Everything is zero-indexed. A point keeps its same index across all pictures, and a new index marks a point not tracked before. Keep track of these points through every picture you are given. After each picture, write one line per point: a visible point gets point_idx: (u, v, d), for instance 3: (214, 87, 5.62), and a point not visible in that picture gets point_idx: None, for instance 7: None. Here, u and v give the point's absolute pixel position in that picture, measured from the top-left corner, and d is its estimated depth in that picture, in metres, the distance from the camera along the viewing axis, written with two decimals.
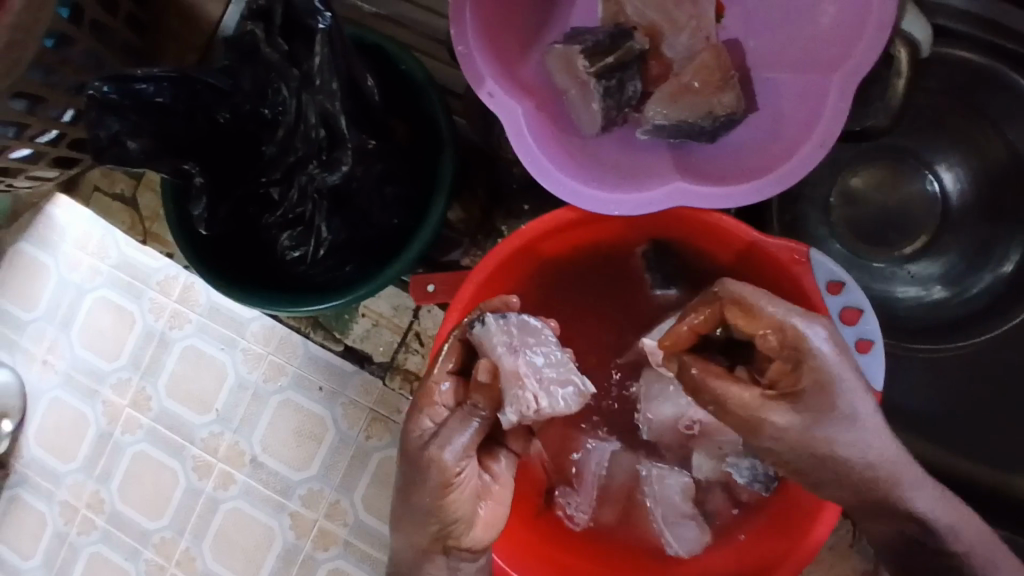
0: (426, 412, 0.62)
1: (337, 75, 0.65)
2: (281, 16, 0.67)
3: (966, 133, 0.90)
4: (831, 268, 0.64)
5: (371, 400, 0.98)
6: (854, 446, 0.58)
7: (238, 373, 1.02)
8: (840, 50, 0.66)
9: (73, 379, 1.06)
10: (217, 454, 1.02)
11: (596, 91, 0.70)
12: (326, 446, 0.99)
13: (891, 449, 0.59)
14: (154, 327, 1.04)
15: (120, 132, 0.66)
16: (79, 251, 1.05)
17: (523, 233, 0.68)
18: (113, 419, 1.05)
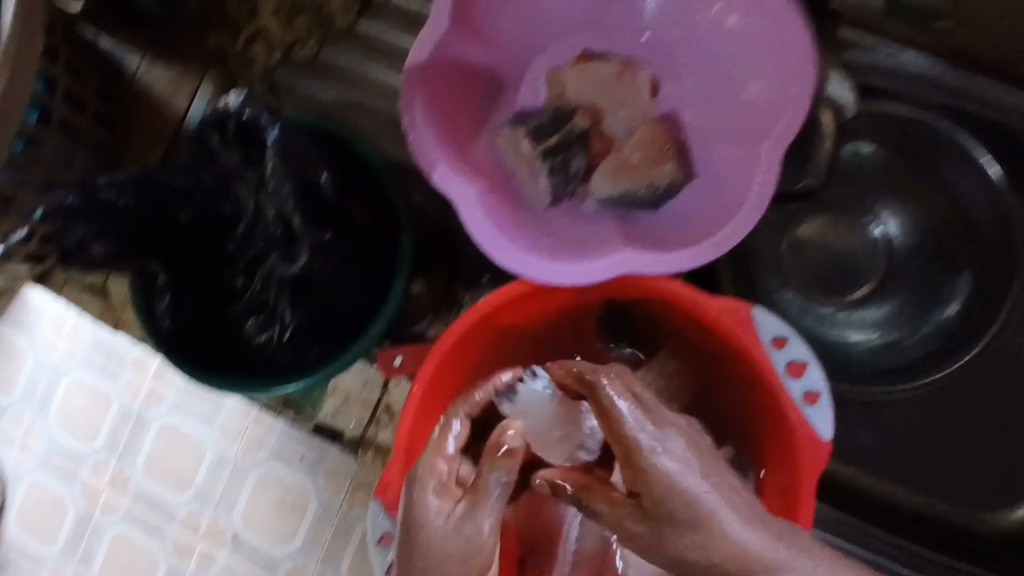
0: (433, 490, 0.54)
1: (288, 179, 0.71)
2: (234, 127, 0.73)
3: (904, 183, 0.94)
4: (775, 325, 0.68)
5: (351, 470, 0.99)
6: (714, 553, 0.47)
7: (216, 449, 1.02)
8: (767, 120, 0.71)
9: (50, 462, 1.06)
10: (198, 531, 1.02)
11: (542, 169, 0.76)
12: (310, 516, 0.99)
13: (776, 550, 0.47)
14: (129, 406, 1.05)
15: (85, 238, 0.67)
16: (54, 332, 1.05)
17: (480, 307, 0.70)
18: (91, 500, 1.05)
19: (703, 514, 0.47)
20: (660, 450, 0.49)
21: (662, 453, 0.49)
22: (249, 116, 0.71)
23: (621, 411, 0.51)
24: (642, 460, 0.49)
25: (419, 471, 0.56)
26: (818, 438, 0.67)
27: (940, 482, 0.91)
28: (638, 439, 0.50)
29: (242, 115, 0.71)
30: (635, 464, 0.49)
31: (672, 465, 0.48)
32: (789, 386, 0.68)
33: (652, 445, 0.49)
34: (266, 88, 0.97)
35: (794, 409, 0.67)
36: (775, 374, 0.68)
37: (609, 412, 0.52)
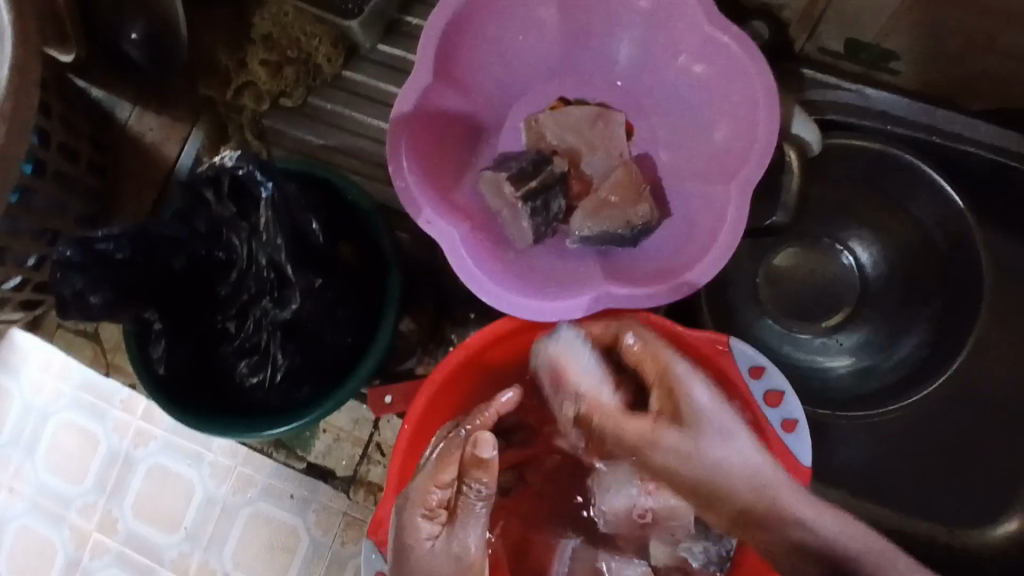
0: (424, 518, 0.60)
1: (280, 232, 0.74)
2: (227, 182, 0.75)
3: (870, 213, 0.99)
4: (751, 354, 0.70)
5: (343, 504, 0.99)
6: (732, 457, 0.63)
7: (207, 487, 1.03)
8: (734, 161, 0.76)
9: (40, 505, 1.05)
10: (188, 574, 1.02)
11: (524, 211, 0.76)
12: (300, 556, 1.00)
13: (779, 473, 0.62)
14: (118, 447, 1.05)
15: (83, 289, 0.70)
16: (42, 374, 1.06)
17: (467, 345, 0.73)
18: (80, 544, 1.04)
19: (724, 422, 0.64)
20: (693, 389, 0.65)
21: (699, 391, 0.65)
22: (241, 172, 0.73)
23: (670, 358, 0.67)
24: (682, 395, 0.65)
25: (410, 496, 0.61)
26: (796, 464, 0.70)
27: (919, 502, 0.94)
28: (682, 380, 0.65)
29: (235, 172, 0.73)
30: (671, 392, 0.66)
31: (704, 401, 0.65)
32: (768, 414, 0.70)
33: (694, 387, 0.65)
34: (255, 135, 1.00)
35: (773, 435, 0.70)
36: (754, 403, 0.71)
37: (660, 362, 0.67)
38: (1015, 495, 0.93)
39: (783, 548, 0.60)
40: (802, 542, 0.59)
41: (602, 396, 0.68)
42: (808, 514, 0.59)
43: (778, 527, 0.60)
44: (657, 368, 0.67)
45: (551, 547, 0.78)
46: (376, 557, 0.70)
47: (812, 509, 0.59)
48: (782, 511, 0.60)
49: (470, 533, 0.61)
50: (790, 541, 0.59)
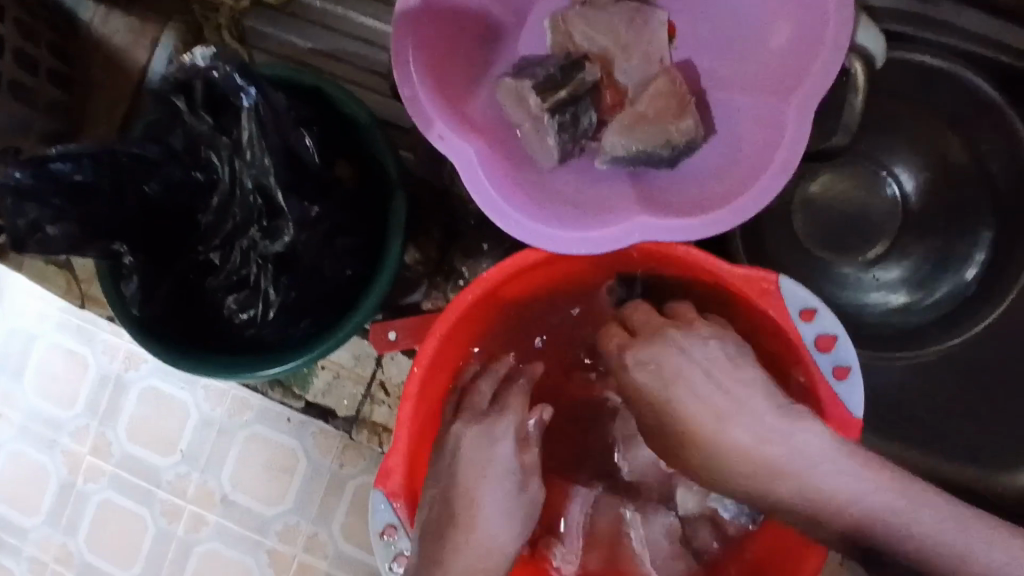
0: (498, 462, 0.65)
1: (270, 150, 0.64)
2: (201, 90, 0.66)
3: (924, 133, 0.90)
4: (801, 295, 0.62)
5: (343, 424, 0.94)
6: (748, 456, 0.62)
7: (202, 411, 0.98)
8: (790, 75, 0.66)
9: (30, 430, 1.00)
10: (186, 495, 0.98)
11: (550, 126, 0.67)
12: (300, 476, 0.95)
13: (797, 445, 0.60)
14: (108, 370, 0.99)
15: (39, 219, 0.61)
16: (23, 300, 1.00)
17: (485, 280, 0.64)
18: (73, 468, 0.99)
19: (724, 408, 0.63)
20: (684, 380, 0.64)
21: (656, 366, 0.65)
22: (218, 75, 0.63)
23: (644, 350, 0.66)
24: (644, 370, 0.66)
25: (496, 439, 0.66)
26: (847, 416, 0.63)
27: (960, 449, 0.88)
28: (664, 367, 0.65)
29: (210, 76, 0.62)
30: (658, 376, 0.65)
31: (711, 403, 0.63)
32: (818, 361, 0.63)
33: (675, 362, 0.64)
34: (236, 37, 0.88)
35: (822, 384, 0.63)
36: (804, 351, 0.63)
37: (636, 351, 0.66)
38: None
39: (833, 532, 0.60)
40: (829, 514, 0.60)
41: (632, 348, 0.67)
42: (838, 482, 0.59)
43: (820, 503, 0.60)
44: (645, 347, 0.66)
45: (572, 495, 0.74)
46: (386, 508, 0.63)
47: (835, 472, 0.59)
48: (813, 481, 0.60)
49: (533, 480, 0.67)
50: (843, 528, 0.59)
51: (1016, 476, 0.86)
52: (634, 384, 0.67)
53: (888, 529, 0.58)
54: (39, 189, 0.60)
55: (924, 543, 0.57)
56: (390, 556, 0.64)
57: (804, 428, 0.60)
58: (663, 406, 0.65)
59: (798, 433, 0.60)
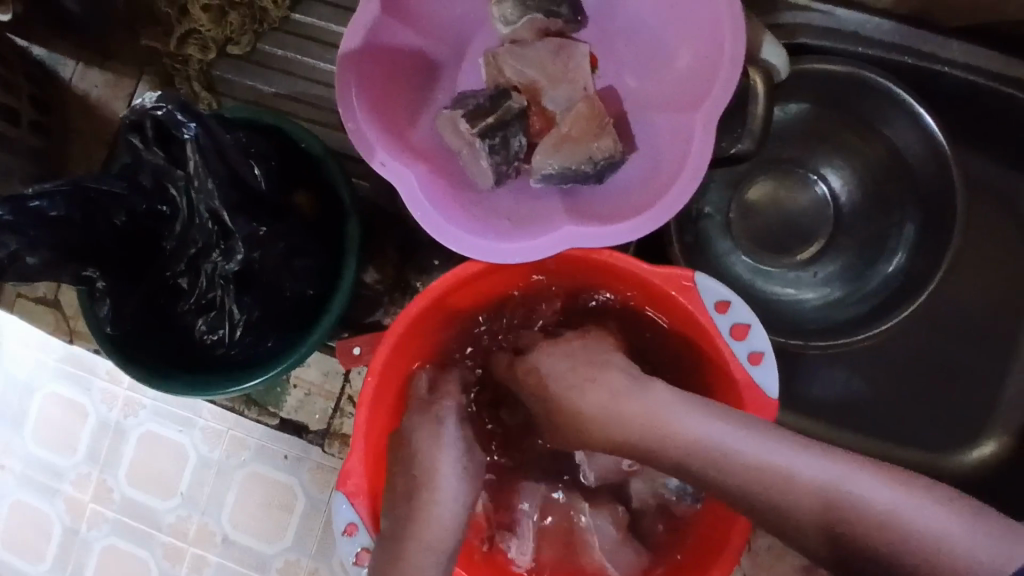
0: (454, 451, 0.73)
1: (212, 174, 0.69)
2: (152, 127, 0.71)
3: (842, 137, 0.97)
4: (717, 289, 0.69)
5: (336, 461, 0.99)
6: (654, 426, 0.69)
7: (200, 451, 1.03)
8: (699, 89, 0.73)
9: (33, 479, 1.06)
10: (187, 537, 1.03)
11: (482, 149, 0.74)
12: (298, 515, 1.01)
13: (695, 419, 0.67)
14: (108, 417, 1.05)
15: (20, 249, 0.67)
16: (16, 351, 1.06)
17: (430, 292, 0.70)
18: (77, 515, 1.05)
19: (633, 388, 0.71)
20: (612, 386, 0.71)
21: (557, 372, 0.74)
22: (162, 113, 0.69)
23: (545, 360, 0.74)
24: (555, 385, 0.73)
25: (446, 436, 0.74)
26: (763, 397, 0.69)
27: (897, 433, 0.96)
28: (587, 377, 0.72)
29: (156, 114, 0.68)
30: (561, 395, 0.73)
31: (635, 410, 0.70)
32: (734, 347, 0.69)
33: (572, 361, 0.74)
34: (204, 86, 0.96)
35: (738, 369, 0.69)
36: (719, 338, 0.69)
37: (542, 368, 0.74)
38: (989, 419, 0.95)
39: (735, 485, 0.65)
40: (782, 499, 0.64)
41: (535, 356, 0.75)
42: (785, 462, 0.64)
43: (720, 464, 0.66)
44: (544, 365, 0.74)
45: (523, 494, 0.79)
46: (346, 507, 0.69)
47: (764, 450, 0.64)
48: (716, 448, 0.66)
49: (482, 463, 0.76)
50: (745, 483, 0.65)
51: (949, 454, 0.96)
52: (551, 395, 0.73)
53: (844, 502, 0.62)
54: (21, 223, 0.66)
55: (824, 498, 0.63)
56: (354, 552, 0.70)
57: (732, 425, 0.66)
58: (579, 421, 0.72)
59: (691, 409, 0.68)
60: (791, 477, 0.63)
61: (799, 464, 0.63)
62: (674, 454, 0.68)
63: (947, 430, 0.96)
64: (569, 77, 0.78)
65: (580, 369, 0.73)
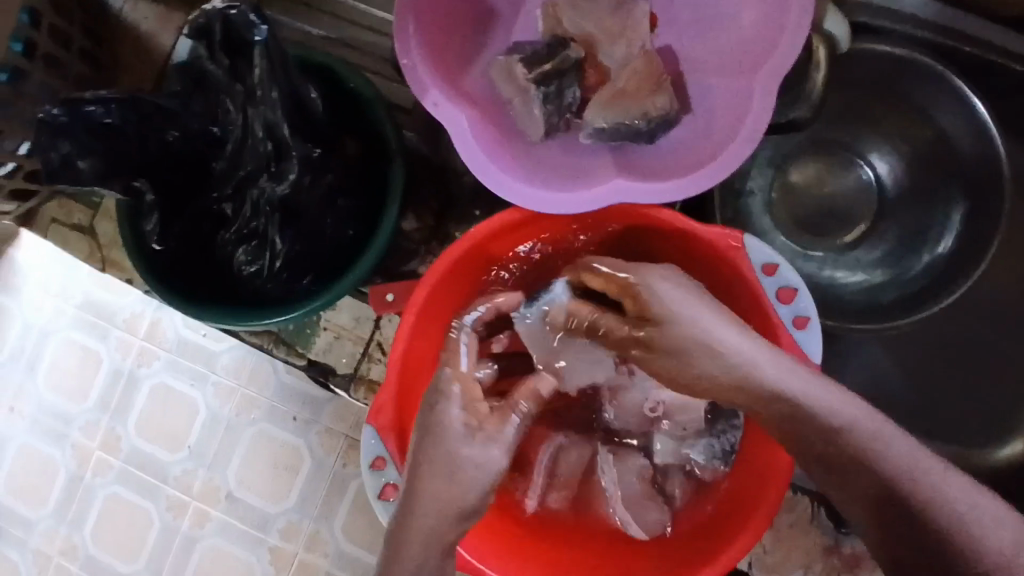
0: (453, 410, 0.66)
1: (277, 85, 0.70)
2: (222, 33, 0.73)
3: (892, 122, 0.95)
4: (766, 251, 0.68)
5: (346, 425, 1.01)
6: (708, 346, 0.66)
7: (210, 408, 1.04)
8: (761, 51, 0.71)
9: (41, 424, 1.07)
10: (191, 491, 1.03)
11: (536, 96, 0.74)
12: (303, 476, 1.01)
13: (753, 349, 0.65)
14: (121, 366, 1.06)
15: (70, 152, 0.71)
16: (41, 292, 1.07)
17: (474, 234, 0.70)
18: (83, 462, 1.06)
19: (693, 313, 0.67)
20: (713, 324, 0.66)
21: (676, 317, 0.67)
22: (236, 13, 0.70)
23: (668, 294, 0.68)
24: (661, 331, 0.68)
25: (446, 393, 0.67)
26: (808, 360, 0.68)
27: (924, 427, 0.95)
28: (660, 300, 0.68)
29: (229, 14, 0.70)
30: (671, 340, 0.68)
31: (744, 358, 0.65)
32: (779, 311, 0.69)
33: (658, 286, 0.68)
34: None
35: (784, 331, 0.68)
36: (767, 302, 0.68)
37: (661, 303, 0.68)
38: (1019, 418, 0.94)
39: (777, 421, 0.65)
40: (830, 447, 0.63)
41: (660, 288, 0.68)
42: (839, 411, 0.63)
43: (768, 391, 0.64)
44: (662, 303, 0.68)
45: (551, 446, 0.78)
46: (376, 441, 0.69)
47: (827, 397, 0.63)
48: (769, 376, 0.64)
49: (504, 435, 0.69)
50: (798, 417, 0.64)
51: (975, 450, 0.95)
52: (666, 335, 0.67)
53: (902, 478, 0.60)
54: (72, 127, 0.71)
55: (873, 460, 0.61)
56: (379, 487, 0.69)
57: (809, 377, 0.64)
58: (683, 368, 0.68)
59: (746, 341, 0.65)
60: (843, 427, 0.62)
61: (896, 445, 0.61)
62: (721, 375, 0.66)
63: (975, 426, 0.95)
64: (628, 35, 0.76)
65: (664, 297, 0.68)
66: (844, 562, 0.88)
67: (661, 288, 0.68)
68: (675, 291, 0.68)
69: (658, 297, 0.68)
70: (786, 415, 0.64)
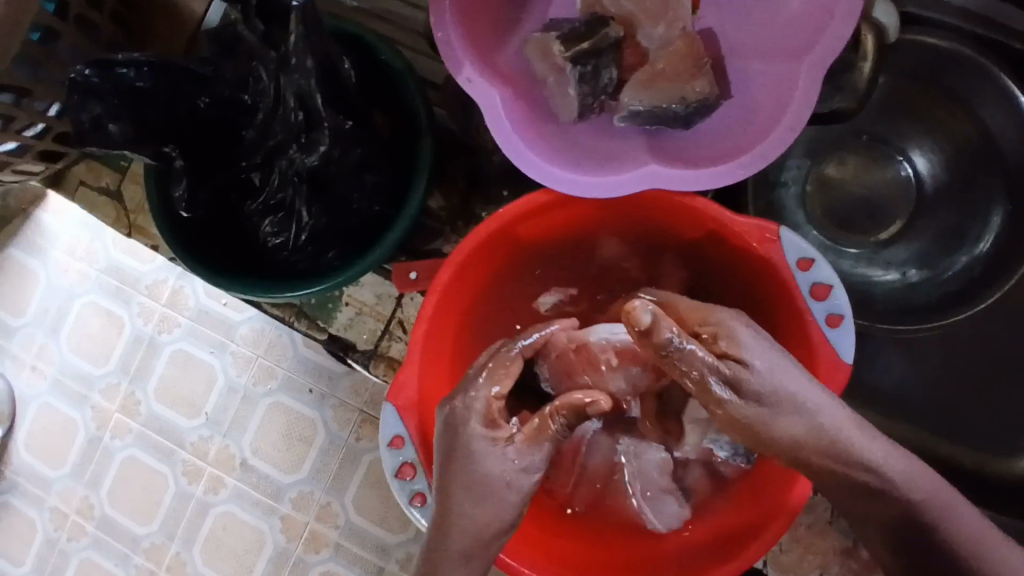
0: (476, 428, 0.62)
1: (310, 52, 0.70)
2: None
3: (936, 117, 0.92)
4: (800, 245, 0.67)
5: (361, 401, 1.01)
6: (789, 409, 0.61)
7: (228, 376, 1.04)
8: (808, 37, 0.68)
9: (62, 384, 1.08)
10: (207, 458, 1.04)
11: (572, 76, 0.71)
12: (317, 448, 1.02)
13: (838, 412, 0.63)
14: (143, 331, 1.06)
15: (101, 116, 0.73)
16: (68, 255, 1.07)
17: (500, 215, 0.69)
18: (102, 424, 1.07)
19: (773, 370, 0.61)
20: (798, 384, 0.61)
21: (761, 368, 0.61)
22: None
23: (745, 337, 0.62)
24: (749, 382, 0.61)
25: (469, 410, 0.63)
26: (837, 360, 0.66)
27: (947, 428, 0.94)
28: (745, 351, 0.61)
29: None
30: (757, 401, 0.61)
31: (825, 418, 0.62)
32: (812, 307, 0.67)
33: (739, 332, 0.62)
34: None
35: (814, 328, 0.67)
36: (799, 297, 0.67)
37: (744, 350, 0.61)
38: None
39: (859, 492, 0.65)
40: (906, 516, 0.64)
41: (738, 333, 0.62)
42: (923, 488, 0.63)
43: (846, 460, 0.63)
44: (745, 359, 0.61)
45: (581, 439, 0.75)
46: (395, 420, 0.69)
47: (904, 468, 0.64)
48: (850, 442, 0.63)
49: (535, 457, 0.63)
50: (868, 488, 0.64)
51: (999, 459, 0.93)
52: (752, 393, 0.61)
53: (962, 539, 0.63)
54: (105, 87, 0.72)
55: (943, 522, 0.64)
56: (396, 466, 0.69)
57: (886, 444, 0.64)
58: (763, 426, 0.62)
59: (824, 408, 0.62)
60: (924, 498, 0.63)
61: (965, 518, 0.64)
62: (795, 442, 0.62)
63: (1004, 435, 0.92)
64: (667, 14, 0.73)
65: (746, 343, 0.61)
66: (862, 566, 0.87)
67: (744, 334, 0.62)
68: (756, 341, 0.62)
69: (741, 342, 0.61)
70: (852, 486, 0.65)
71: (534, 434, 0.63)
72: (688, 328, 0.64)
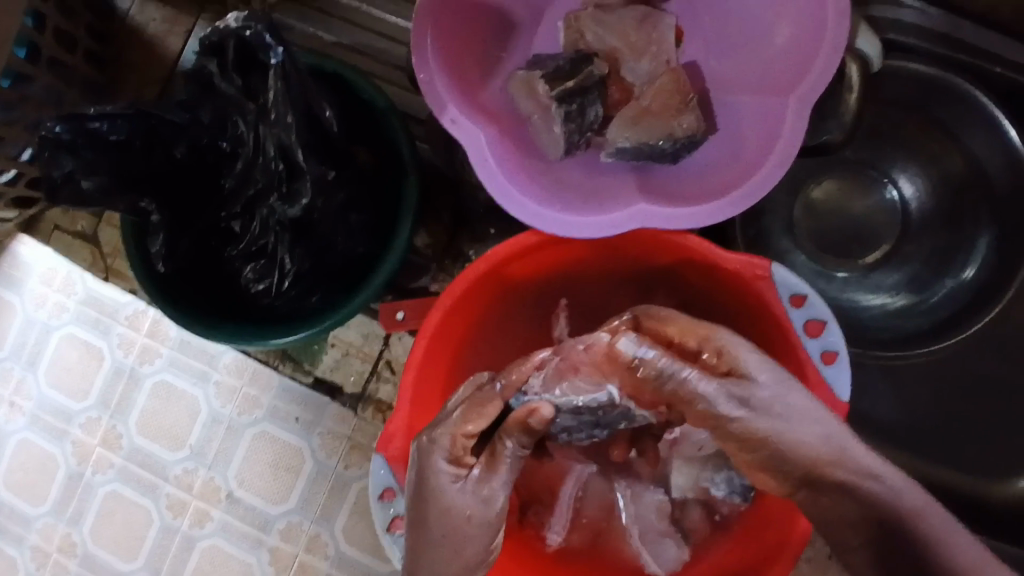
0: (439, 464, 0.60)
1: (291, 107, 0.68)
2: (233, 48, 0.71)
3: (921, 143, 0.92)
4: (793, 283, 0.65)
5: (348, 428, 0.98)
6: (797, 426, 0.61)
7: (212, 407, 1.01)
8: (795, 70, 0.68)
9: (41, 420, 1.05)
10: (192, 490, 1.01)
11: (557, 115, 0.70)
12: (304, 478, 0.99)
13: (844, 425, 0.62)
14: (123, 363, 1.03)
15: (75, 171, 0.70)
16: (45, 286, 1.04)
17: (489, 258, 0.68)
18: (83, 458, 1.04)
19: (777, 387, 0.61)
20: (803, 400, 0.61)
21: (764, 383, 0.61)
22: (250, 34, 0.68)
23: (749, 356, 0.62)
24: (757, 402, 0.61)
25: (433, 448, 0.61)
26: (835, 400, 0.66)
27: (942, 447, 0.93)
28: (750, 368, 0.62)
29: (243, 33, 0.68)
30: (765, 418, 0.61)
31: (832, 426, 0.61)
32: (807, 344, 0.66)
33: (743, 351, 0.62)
34: None
35: (809, 368, 0.66)
36: (793, 334, 0.66)
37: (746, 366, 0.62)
38: None
39: (857, 513, 0.61)
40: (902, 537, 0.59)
41: (740, 353, 0.62)
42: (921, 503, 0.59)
43: (845, 476, 0.61)
44: (749, 376, 0.62)
45: (570, 475, 0.74)
46: (384, 473, 0.67)
47: (902, 483, 0.60)
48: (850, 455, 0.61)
49: (495, 485, 0.61)
50: (867, 506, 0.60)
51: (994, 478, 0.92)
52: (759, 409, 0.61)
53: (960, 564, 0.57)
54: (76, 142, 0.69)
55: (942, 544, 0.58)
56: (387, 520, 0.67)
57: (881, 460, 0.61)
58: (773, 441, 0.62)
59: (827, 421, 0.61)
60: (918, 511, 0.59)
61: (965, 546, 0.58)
62: (802, 456, 0.62)
63: (997, 454, 0.92)
64: (649, 51, 0.73)
65: (748, 358, 0.62)
66: None
67: (744, 352, 0.62)
68: (756, 357, 0.62)
69: (743, 361, 0.62)
70: (851, 504, 0.61)
71: (492, 460, 0.61)
72: (689, 346, 0.65)
